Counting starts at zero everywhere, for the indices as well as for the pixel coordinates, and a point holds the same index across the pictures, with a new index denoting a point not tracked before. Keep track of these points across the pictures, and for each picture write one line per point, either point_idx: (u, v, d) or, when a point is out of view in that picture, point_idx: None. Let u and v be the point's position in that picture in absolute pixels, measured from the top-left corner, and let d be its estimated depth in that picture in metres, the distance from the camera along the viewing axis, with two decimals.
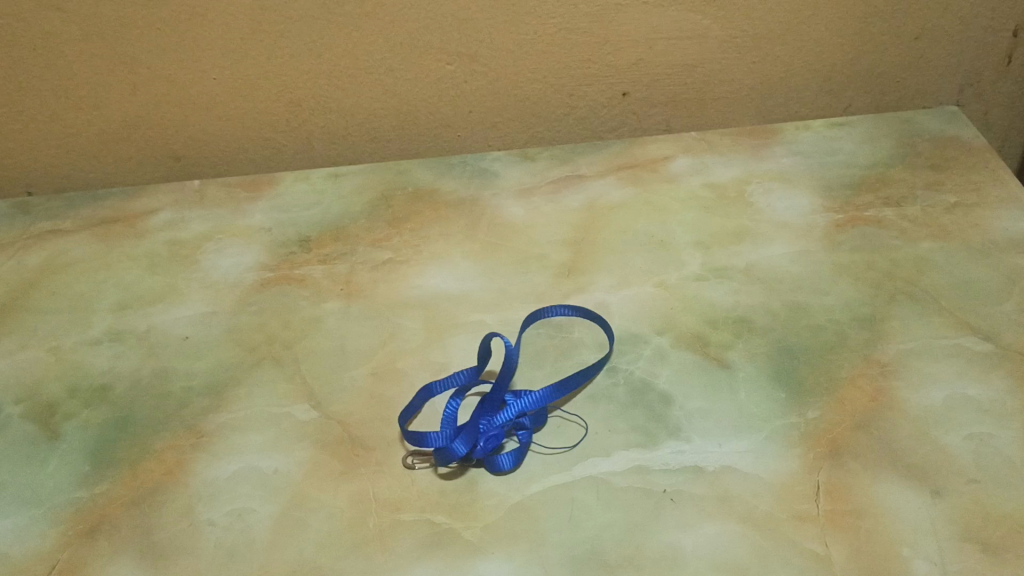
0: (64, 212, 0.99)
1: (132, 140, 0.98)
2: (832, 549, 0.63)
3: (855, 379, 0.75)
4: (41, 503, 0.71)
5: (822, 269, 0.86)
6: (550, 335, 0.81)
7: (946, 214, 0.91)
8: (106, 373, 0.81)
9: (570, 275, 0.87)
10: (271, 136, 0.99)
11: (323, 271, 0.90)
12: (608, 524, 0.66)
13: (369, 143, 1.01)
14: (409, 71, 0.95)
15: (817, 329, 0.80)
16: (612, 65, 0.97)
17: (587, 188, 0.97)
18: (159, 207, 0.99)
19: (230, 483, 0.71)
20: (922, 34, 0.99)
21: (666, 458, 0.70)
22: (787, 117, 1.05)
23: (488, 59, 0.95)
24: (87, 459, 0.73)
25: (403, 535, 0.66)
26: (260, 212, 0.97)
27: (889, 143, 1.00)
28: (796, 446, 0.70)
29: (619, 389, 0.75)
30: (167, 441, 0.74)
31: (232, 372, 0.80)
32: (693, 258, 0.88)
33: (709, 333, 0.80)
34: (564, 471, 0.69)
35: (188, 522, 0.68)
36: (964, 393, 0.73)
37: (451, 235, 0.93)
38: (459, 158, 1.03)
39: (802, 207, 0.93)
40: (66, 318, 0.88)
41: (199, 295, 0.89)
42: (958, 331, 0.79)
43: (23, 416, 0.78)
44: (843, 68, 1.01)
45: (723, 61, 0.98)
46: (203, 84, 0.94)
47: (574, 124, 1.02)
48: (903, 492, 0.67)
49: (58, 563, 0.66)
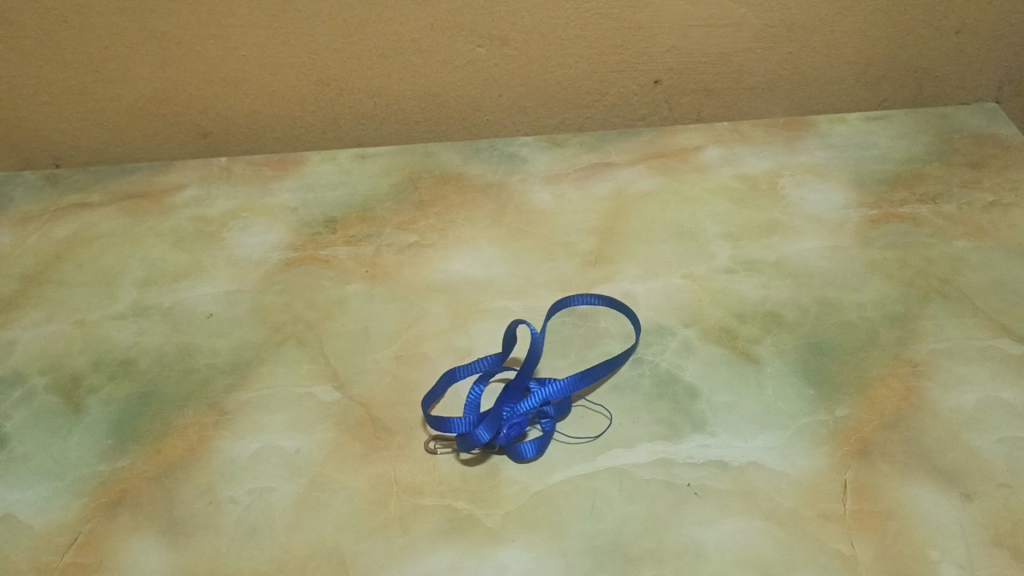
0: (91, 184, 1.01)
1: (160, 116, 0.98)
2: (858, 550, 0.62)
3: (885, 378, 0.74)
4: (64, 475, 0.71)
5: (854, 265, 0.84)
6: (576, 323, 0.80)
7: (982, 213, 0.90)
8: (130, 348, 0.82)
9: (597, 263, 0.86)
10: (299, 115, 0.99)
11: (348, 253, 0.90)
12: (631, 516, 0.65)
13: (397, 125, 1.01)
14: (439, 53, 0.94)
15: (848, 326, 0.78)
16: (645, 52, 0.95)
17: (616, 176, 0.97)
18: (186, 183, 1.00)
19: (251, 461, 0.71)
20: (963, 29, 0.97)
21: (691, 451, 0.69)
22: (821, 109, 1.03)
23: (519, 43, 0.93)
24: (110, 433, 0.74)
25: (423, 520, 0.66)
26: (287, 191, 0.98)
27: (923, 141, 0.99)
28: (824, 443, 0.69)
29: (645, 380, 0.74)
30: (190, 418, 0.74)
31: (256, 351, 0.80)
32: (722, 250, 0.87)
33: (738, 327, 0.79)
34: (587, 461, 0.69)
35: (209, 499, 0.68)
36: (996, 395, 0.72)
37: (477, 221, 0.92)
38: (487, 143, 1.02)
39: (835, 201, 0.92)
40: (92, 291, 0.88)
41: (224, 272, 0.89)
42: (992, 332, 0.77)
43: (47, 387, 0.78)
44: (881, 61, 0.99)
45: (758, 51, 0.96)
46: (232, 61, 0.93)
47: (605, 112, 1.01)
48: (932, 494, 0.65)
49: (79, 536, 0.67)
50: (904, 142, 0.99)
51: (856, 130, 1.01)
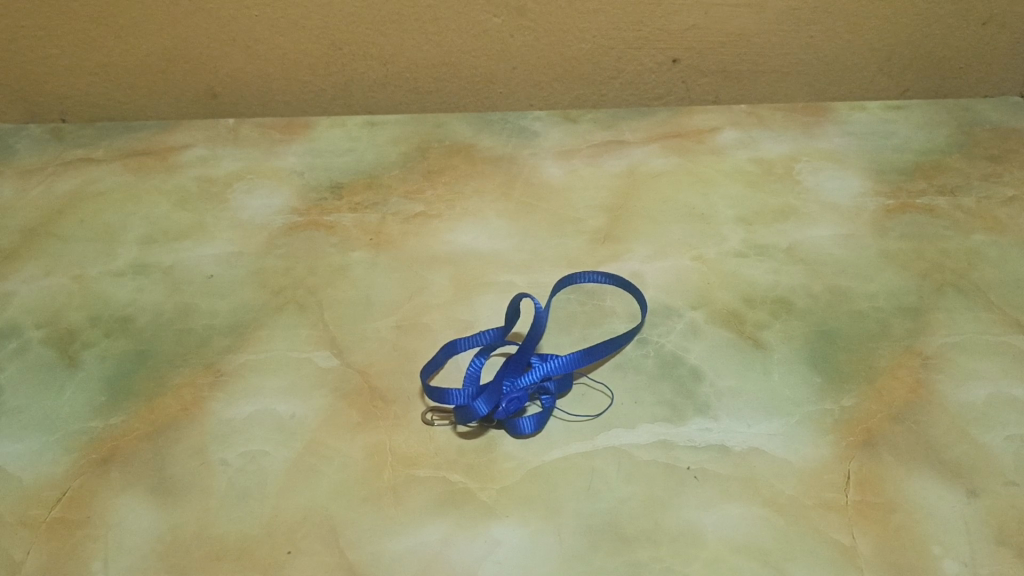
0: (97, 140, 0.99)
1: (169, 74, 0.96)
2: (859, 542, 0.61)
3: (895, 369, 0.72)
4: (56, 429, 0.70)
5: (868, 254, 0.83)
6: (581, 301, 0.79)
7: (1001, 207, 0.88)
8: (128, 305, 0.80)
9: (605, 241, 0.85)
10: (310, 79, 0.97)
11: (353, 219, 0.88)
12: (628, 497, 0.64)
13: (409, 94, 0.99)
14: (454, 22, 0.92)
15: (858, 316, 0.77)
16: (665, 30, 0.93)
17: (629, 154, 0.95)
18: (193, 143, 0.99)
19: (245, 425, 0.70)
20: (990, 20, 0.94)
21: (692, 434, 0.68)
22: (841, 96, 1.01)
23: (536, 15, 0.91)
24: (104, 389, 0.73)
25: (417, 491, 0.65)
26: (294, 154, 0.97)
27: (944, 133, 0.97)
28: (828, 432, 0.68)
29: (649, 360, 0.73)
30: (185, 378, 0.73)
31: (255, 314, 0.79)
32: (734, 233, 0.85)
33: (746, 311, 0.77)
34: (587, 440, 0.68)
35: (201, 460, 0.67)
36: (1008, 392, 0.70)
37: (486, 193, 0.91)
38: (499, 115, 1.01)
39: (851, 189, 0.90)
40: (93, 247, 0.87)
41: (227, 234, 0.87)
42: (1006, 328, 0.76)
43: (42, 341, 0.77)
44: (905, 51, 0.97)
45: (780, 34, 0.94)
46: (244, 20, 0.91)
47: (621, 89, 0.99)
48: (937, 490, 0.64)
49: (67, 491, 0.66)
50: (925, 132, 0.97)
51: (875, 119, 0.99)
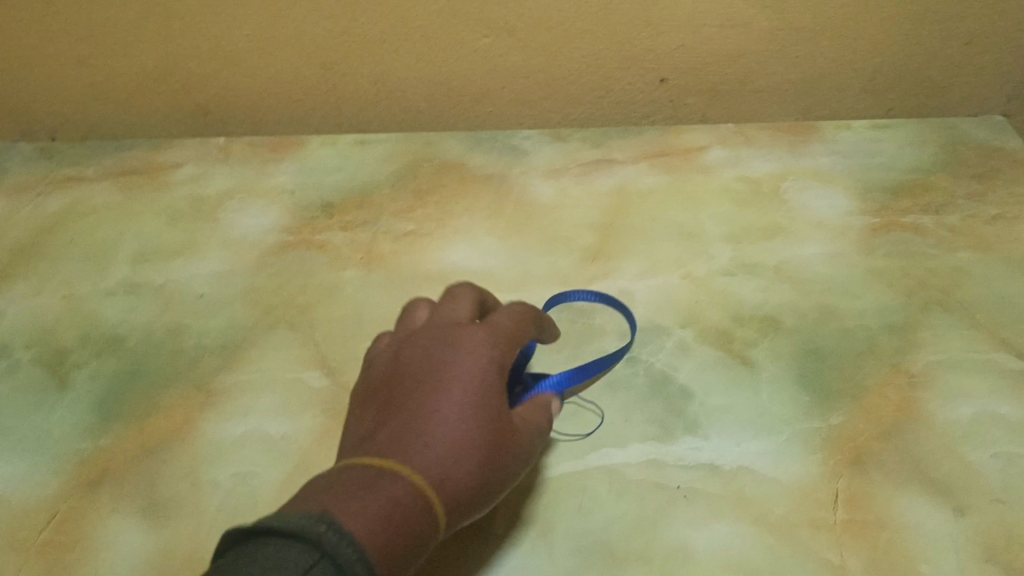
0: (87, 159, 1.00)
1: (160, 92, 0.97)
2: (848, 560, 0.61)
3: (882, 388, 0.73)
4: (46, 450, 0.70)
5: (855, 272, 0.84)
6: (572, 318, 0.79)
7: (986, 225, 0.89)
8: (118, 324, 0.80)
9: (595, 259, 0.85)
10: (301, 97, 0.98)
11: (344, 238, 0.89)
12: (618, 516, 0.64)
13: (400, 112, 1.00)
14: (443, 42, 0.92)
15: (845, 333, 0.78)
16: (653, 50, 0.94)
17: (618, 172, 0.96)
18: (183, 161, 0.99)
19: (236, 445, 0.69)
20: (974, 40, 0.95)
21: (682, 453, 0.68)
22: (827, 115, 1.03)
23: (526, 35, 0.91)
24: (95, 409, 0.73)
25: None
26: (285, 172, 0.97)
27: (929, 151, 0.98)
28: (817, 450, 0.68)
29: (639, 379, 0.74)
30: (176, 398, 0.73)
31: (245, 333, 0.79)
32: (723, 251, 0.86)
33: (735, 329, 0.78)
34: (577, 459, 0.68)
35: (192, 481, 0.67)
36: (994, 410, 0.71)
37: (476, 212, 0.91)
38: (489, 134, 1.01)
39: (838, 207, 0.91)
40: (84, 265, 0.87)
41: (218, 252, 0.88)
42: (992, 346, 0.76)
43: (33, 360, 0.77)
44: (890, 70, 0.98)
45: (766, 53, 0.95)
46: (234, 39, 0.91)
47: (610, 108, 1.00)
48: (925, 507, 0.64)
49: (58, 512, 0.65)
50: (910, 151, 0.98)
51: (862, 138, 1.00)
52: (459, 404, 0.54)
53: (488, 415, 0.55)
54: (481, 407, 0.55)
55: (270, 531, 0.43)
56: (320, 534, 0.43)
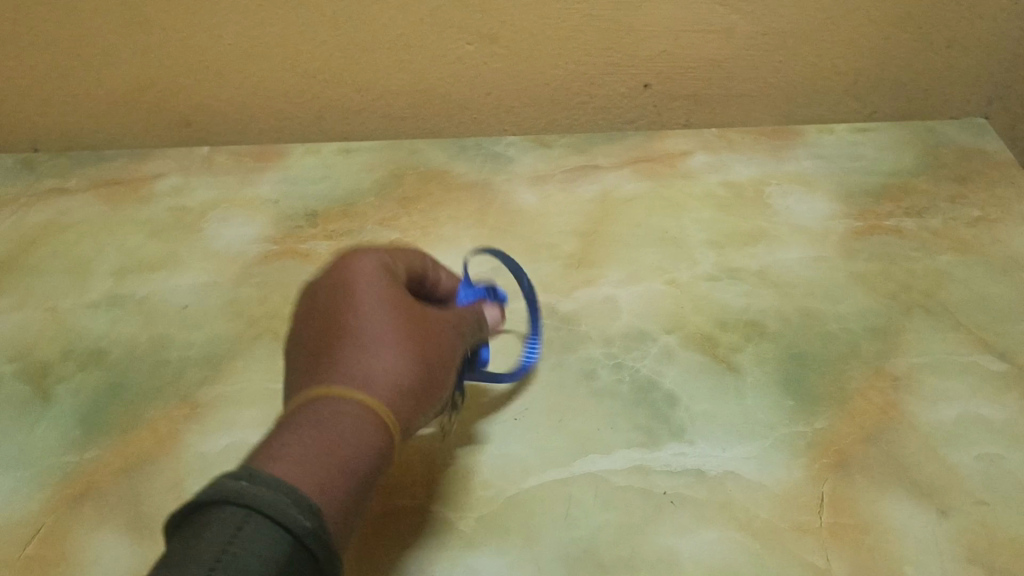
0: (69, 170, 0.99)
1: (142, 102, 0.97)
2: (833, 563, 0.62)
3: (865, 391, 0.73)
4: (29, 466, 0.69)
5: (838, 276, 0.84)
6: (556, 326, 0.79)
7: (967, 227, 0.90)
8: (102, 337, 0.80)
9: (580, 266, 0.86)
10: (284, 106, 0.98)
11: (329, 248, 0.89)
12: (605, 523, 0.64)
13: (383, 119, 1.00)
14: (426, 49, 0.92)
15: (829, 337, 0.78)
16: (635, 56, 0.94)
17: (602, 179, 0.96)
18: (166, 172, 0.98)
19: (221, 457, 0.69)
20: (953, 43, 0.96)
21: (668, 459, 0.68)
22: (809, 119, 1.03)
23: (509, 42, 0.92)
24: (78, 423, 0.72)
25: (395, 522, 0.64)
26: (269, 182, 0.97)
27: (910, 154, 0.99)
28: (801, 455, 0.68)
29: (624, 386, 0.74)
30: (160, 411, 0.73)
31: (229, 345, 0.79)
32: (706, 256, 0.86)
33: (719, 334, 0.78)
34: (563, 466, 0.68)
35: (177, 494, 0.67)
36: (976, 412, 0.72)
37: (461, 220, 0.92)
38: (473, 141, 1.01)
39: (819, 211, 0.92)
40: (66, 279, 0.87)
41: (201, 264, 0.87)
42: (974, 348, 0.77)
43: (15, 375, 0.77)
44: (871, 73, 0.98)
45: (748, 58, 0.95)
46: (216, 48, 0.91)
47: (593, 114, 1.00)
48: (909, 510, 0.65)
49: (42, 528, 0.65)
50: (892, 154, 0.99)
51: (844, 141, 1.01)
52: (374, 328, 0.57)
53: (407, 331, 0.58)
54: (396, 325, 0.58)
55: (197, 503, 0.44)
56: (240, 490, 0.44)
